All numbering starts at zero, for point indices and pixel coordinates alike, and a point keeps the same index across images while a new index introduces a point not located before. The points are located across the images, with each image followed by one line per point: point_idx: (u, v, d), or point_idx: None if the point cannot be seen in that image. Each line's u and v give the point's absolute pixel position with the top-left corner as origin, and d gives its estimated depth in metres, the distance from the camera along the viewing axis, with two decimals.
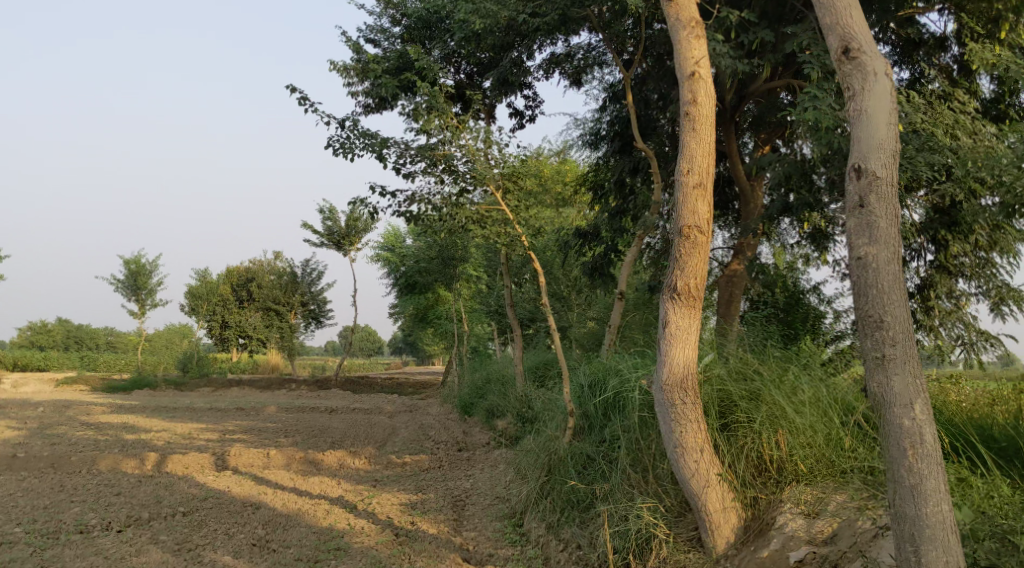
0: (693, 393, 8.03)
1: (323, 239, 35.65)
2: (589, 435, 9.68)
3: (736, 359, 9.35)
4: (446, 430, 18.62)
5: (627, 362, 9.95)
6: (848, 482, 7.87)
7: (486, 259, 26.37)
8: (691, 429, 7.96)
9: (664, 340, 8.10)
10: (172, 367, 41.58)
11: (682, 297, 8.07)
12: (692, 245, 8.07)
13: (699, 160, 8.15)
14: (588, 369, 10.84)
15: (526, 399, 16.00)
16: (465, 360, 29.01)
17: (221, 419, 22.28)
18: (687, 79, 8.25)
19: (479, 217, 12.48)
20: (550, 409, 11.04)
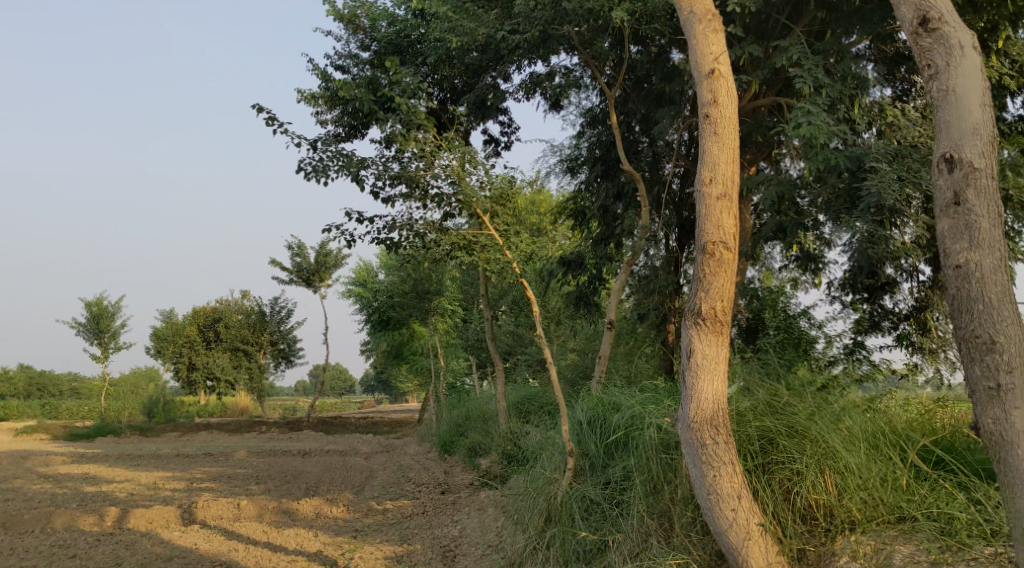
0: (724, 431, 7.33)
1: (292, 276, 34.81)
2: (589, 476, 9.05)
3: (766, 390, 8.72)
4: (427, 471, 17.83)
5: (629, 401, 9.36)
6: (915, 532, 7.33)
7: (462, 292, 25.76)
8: (726, 472, 7.22)
9: (691, 371, 7.48)
10: (137, 413, 40.27)
11: (707, 322, 7.52)
12: (717, 263, 7.57)
13: (723, 169, 7.70)
14: (581, 405, 10.24)
15: (511, 437, 15.30)
16: (442, 397, 28.23)
17: (188, 466, 21.27)
18: (708, 77, 7.84)
19: (466, 243, 11.90)
20: (543, 449, 10.38)
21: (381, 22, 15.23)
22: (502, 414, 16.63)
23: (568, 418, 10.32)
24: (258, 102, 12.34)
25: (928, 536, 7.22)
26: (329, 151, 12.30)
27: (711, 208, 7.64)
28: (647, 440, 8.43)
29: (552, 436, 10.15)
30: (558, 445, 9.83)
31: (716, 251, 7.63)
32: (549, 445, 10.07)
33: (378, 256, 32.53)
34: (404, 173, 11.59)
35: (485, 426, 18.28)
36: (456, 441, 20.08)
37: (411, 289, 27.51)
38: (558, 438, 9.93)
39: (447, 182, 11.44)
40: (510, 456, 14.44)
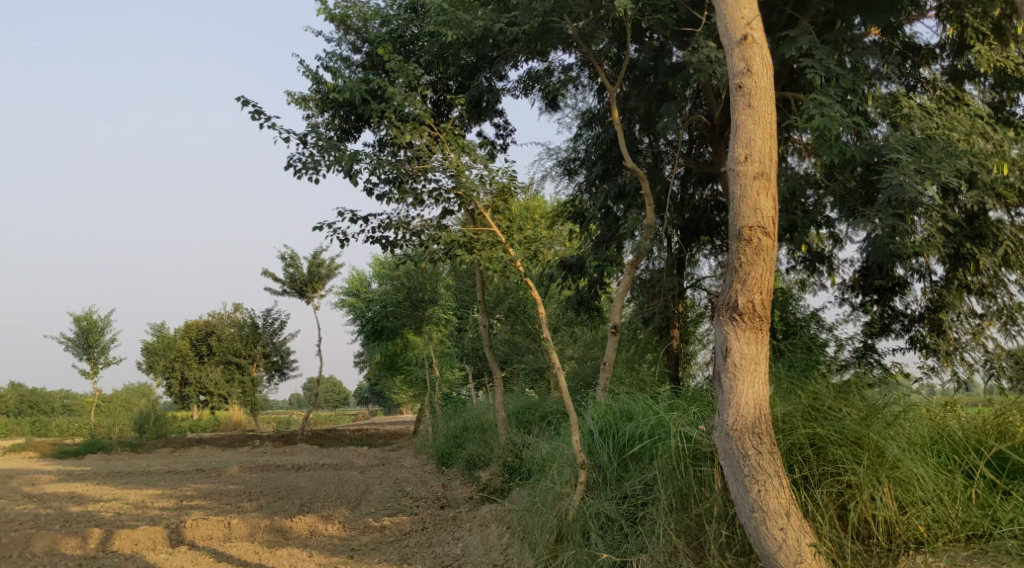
0: (768, 440, 7.36)
1: (285, 287, 34.24)
2: (602, 491, 8.59)
3: (812, 396, 8.75)
4: (424, 485, 17.29)
5: (642, 409, 8.90)
6: (976, 550, 7.40)
7: (457, 300, 25.26)
8: (773, 484, 7.23)
9: (732, 373, 7.54)
10: (128, 429, 39.55)
11: (744, 314, 7.61)
12: (755, 249, 7.66)
13: (759, 149, 7.83)
14: (589, 415, 9.76)
15: (511, 448, 14.79)
16: (439, 408, 27.69)
17: (178, 482, 20.65)
18: (739, 48, 8.03)
19: (466, 240, 11.25)
20: (549, 461, 9.89)
21: (373, 22, 14.76)
22: (502, 425, 16.12)
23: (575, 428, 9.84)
24: (244, 97, 11.87)
25: (1014, 555, 7.19)
26: (319, 146, 11.86)
27: (748, 188, 7.76)
28: (670, 449, 8.06)
29: (559, 448, 9.66)
30: (566, 456, 9.35)
31: (753, 237, 7.72)
32: (556, 456, 9.58)
33: (372, 266, 32.00)
34: (400, 168, 11.11)
35: (484, 437, 17.77)
36: (454, 453, 19.55)
37: (405, 298, 26.99)
38: (566, 450, 9.45)
39: (445, 176, 10.97)
40: (512, 469, 13.93)
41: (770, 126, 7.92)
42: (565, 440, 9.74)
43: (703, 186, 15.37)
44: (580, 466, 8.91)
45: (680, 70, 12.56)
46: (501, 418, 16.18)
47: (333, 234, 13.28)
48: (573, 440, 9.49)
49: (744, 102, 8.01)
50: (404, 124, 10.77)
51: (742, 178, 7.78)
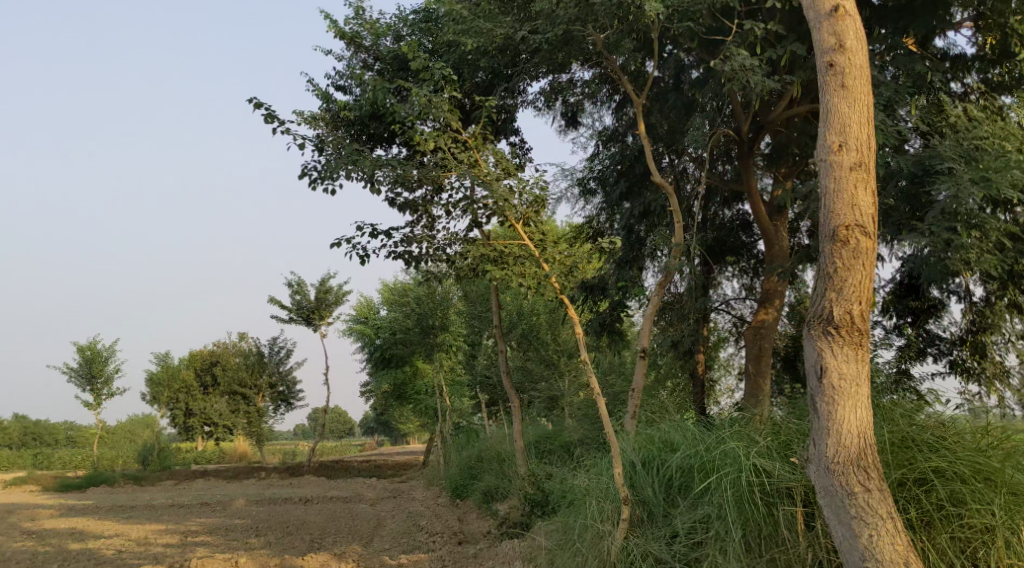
0: (873, 474, 6.73)
1: (292, 314, 33.72)
2: (648, 529, 8.08)
3: (940, 422, 8.18)
4: (439, 519, 16.62)
5: (689, 441, 8.44)
6: None
7: (469, 326, 24.70)
8: (883, 525, 6.60)
9: (831, 396, 6.89)
10: (131, 461, 38.92)
11: (842, 325, 6.95)
12: (853, 250, 7.01)
13: (854, 136, 7.22)
14: (624, 446, 9.22)
15: (531, 480, 14.17)
16: (450, 437, 27.04)
17: (182, 517, 20.01)
18: (831, 21, 7.45)
19: (496, 254, 10.60)
20: (580, 495, 9.31)
21: (385, 38, 14.37)
22: (520, 454, 15.49)
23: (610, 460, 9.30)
24: (257, 105, 11.51)
25: None
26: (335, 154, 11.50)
27: (846, 180, 7.13)
28: (734, 477, 7.52)
29: (593, 481, 9.09)
30: (603, 486, 8.81)
31: (849, 237, 7.08)
32: (590, 489, 9.02)
33: (380, 292, 31.49)
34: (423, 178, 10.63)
35: (501, 468, 17.12)
36: (469, 485, 18.88)
37: (416, 325, 26.43)
38: (602, 482, 8.90)
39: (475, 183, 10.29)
40: (533, 502, 13.28)
41: (867, 115, 7.30)
42: (599, 473, 9.17)
43: (728, 206, 14.97)
44: (620, 499, 8.33)
45: (708, 81, 12.13)
46: (520, 448, 15.56)
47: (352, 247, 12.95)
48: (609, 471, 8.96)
49: (838, 83, 7.38)
50: (431, 127, 10.17)
51: (838, 170, 7.15)
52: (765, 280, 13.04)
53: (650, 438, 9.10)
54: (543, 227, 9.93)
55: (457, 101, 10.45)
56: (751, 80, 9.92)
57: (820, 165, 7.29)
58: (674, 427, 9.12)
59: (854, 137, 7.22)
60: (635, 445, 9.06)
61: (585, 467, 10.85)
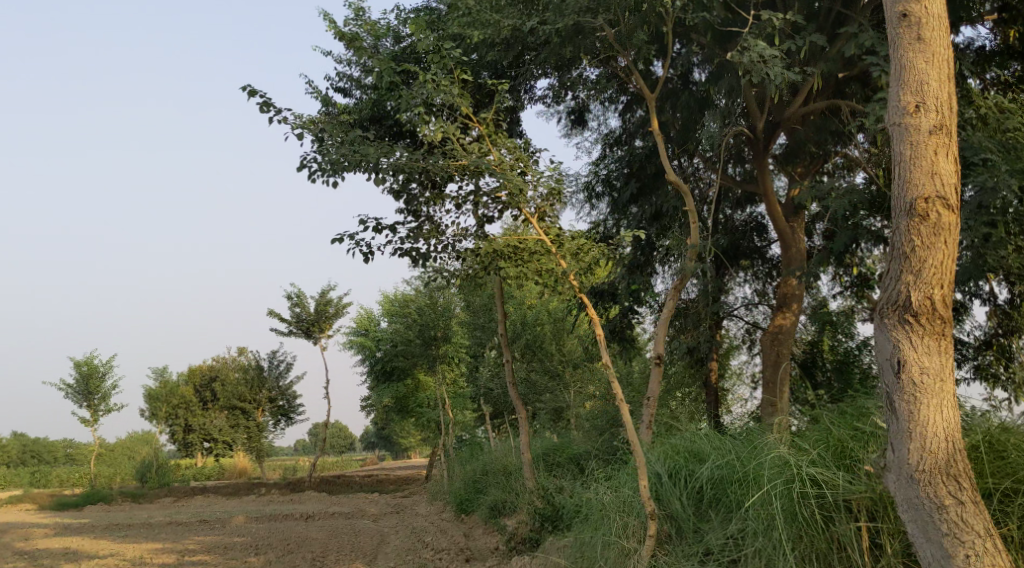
0: (962, 479, 6.13)
1: (291, 327, 33.25)
2: (677, 544, 7.67)
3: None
4: (444, 534, 16.08)
5: (717, 451, 8.06)
6: None
7: (471, 336, 24.22)
8: (976, 537, 5.99)
9: (913, 393, 6.29)
10: (129, 478, 38.32)
11: (922, 313, 6.35)
12: (932, 228, 6.42)
13: (932, 99, 6.62)
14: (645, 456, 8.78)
15: (540, 493, 13.66)
16: (453, 451, 26.50)
17: (180, 535, 19.46)
18: None
19: (511, 249, 10.22)
20: (597, 508, 8.84)
21: (386, 40, 14.00)
22: (528, 467, 14.99)
23: (630, 468, 8.86)
24: (251, 88, 11.22)
25: None
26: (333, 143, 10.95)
27: (924, 149, 6.53)
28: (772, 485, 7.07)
29: (612, 492, 8.63)
30: (626, 497, 8.38)
31: (927, 212, 6.49)
32: (609, 499, 8.56)
33: (381, 304, 31.06)
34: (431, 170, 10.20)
35: (508, 481, 16.61)
36: (475, 499, 18.35)
37: (417, 336, 25.96)
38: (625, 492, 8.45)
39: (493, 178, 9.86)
40: (541, 515, 12.77)
41: (948, 72, 6.73)
42: (619, 484, 8.71)
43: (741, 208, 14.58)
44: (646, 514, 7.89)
45: (722, 75, 11.78)
46: (527, 461, 15.08)
47: (355, 246, 12.55)
48: (632, 483, 8.52)
49: (912, 43, 6.77)
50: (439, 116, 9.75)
51: (915, 134, 6.59)
52: (783, 283, 12.59)
53: (678, 448, 8.67)
54: (561, 228, 9.49)
55: (464, 97, 10.07)
56: (771, 71, 9.54)
57: (893, 130, 6.72)
58: (701, 439, 8.67)
59: (932, 96, 6.65)
60: (657, 456, 8.61)
61: (599, 478, 10.38)
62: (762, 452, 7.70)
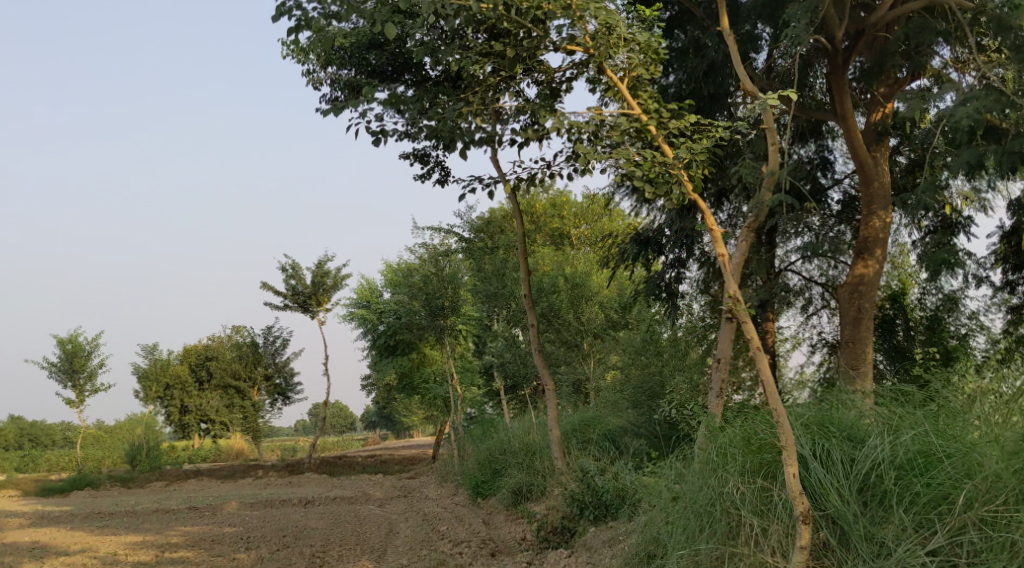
0: None
1: (288, 300, 31.33)
2: (857, 546, 6.17)
3: None
4: (462, 523, 14.16)
5: (878, 426, 6.63)
6: None
7: (481, 305, 22.30)
8: None
9: None
10: (119, 462, 36.50)
11: None
12: None
13: None
14: (755, 429, 6.97)
15: (576, 475, 11.76)
16: (463, 430, 24.66)
17: (167, 524, 17.57)
18: None
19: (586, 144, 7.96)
20: (686, 499, 7.00)
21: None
22: (557, 445, 13.09)
23: (732, 443, 7.00)
24: None
25: None
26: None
27: None
28: None
29: (715, 477, 6.77)
30: (753, 481, 6.62)
31: None
32: (717, 484, 6.75)
33: (382, 273, 29.19)
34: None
35: (532, 462, 14.70)
36: (494, 482, 16.44)
37: (423, 306, 23.96)
38: (736, 478, 6.62)
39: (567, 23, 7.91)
40: (582, 502, 10.83)
41: None
42: (722, 467, 6.85)
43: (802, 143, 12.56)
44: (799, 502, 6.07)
45: None
46: (557, 439, 13.17)
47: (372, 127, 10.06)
48: (746, 463, 6.72)
49: None
50: None
51: None
52: (864, 226, 10.63)
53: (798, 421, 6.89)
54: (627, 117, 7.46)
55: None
56: None
57: None
58: (833, 415, 6.91)
59: None
60: (774, 426, 6.81)
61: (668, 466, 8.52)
62: (997, 437, 6.12)
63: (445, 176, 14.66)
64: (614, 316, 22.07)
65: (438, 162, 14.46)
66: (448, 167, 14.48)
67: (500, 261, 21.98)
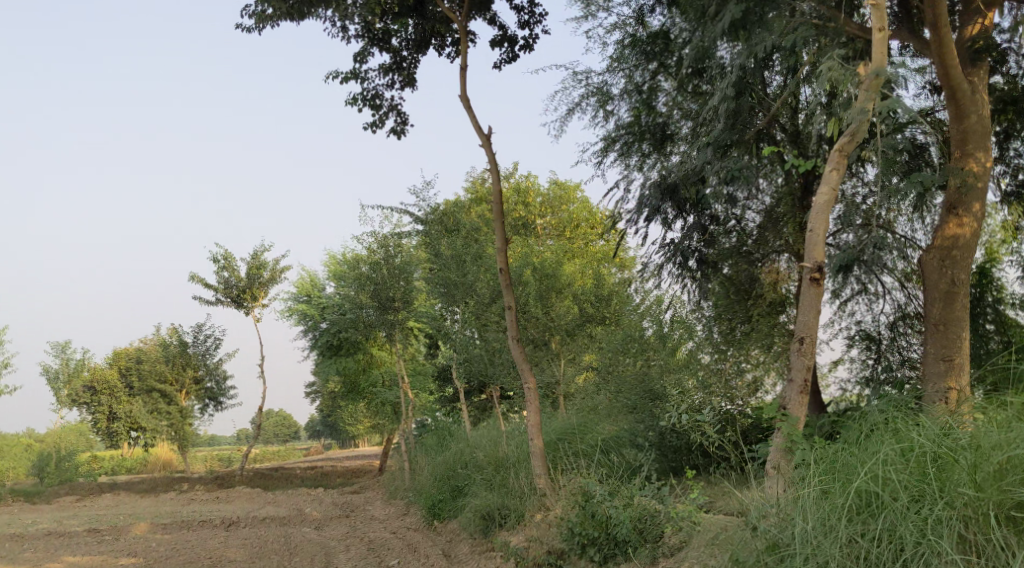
0: None
1: (219, 295, 28.09)
2: None
3: None
4: (417, 557, 11.24)
5: None
6: None
7: (438, 297, 19.60)
8: None
9: None
10: (25, 475, 32.67)
11: None
12: None
13: None
14: (947, 446, 5.54)
15: (572, 499, 9.07)
16: (416, 440, 21.85)
17: (50, 554, 14.34)
18: None
19: None
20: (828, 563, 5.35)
21: None
22: (539, 459, 10.59)
23: (917, 471, 5.54)
24: None
25: None
26: None
27: None
28: None
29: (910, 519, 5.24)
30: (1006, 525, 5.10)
31: None
32: (900, 534, 5.26)
33: (325, 264, 26.20)
34: None
35: (504, 479, 11.92)
36: (456, 504, 13.54)
37: (372, 299, 21.01)
38: (946, 529, 5.08)
39: None
40: (584, 537, 8.04)
41: None
42: (909, 508, 5.36)
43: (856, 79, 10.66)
44: None
45: None
46: (540, 449, 10.69)
47: None
48: (950, 505, 5.25)
49: None
50: None
51: None
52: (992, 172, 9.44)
53: None
54: None
55: None
56: None
57: None
58: None
59: None
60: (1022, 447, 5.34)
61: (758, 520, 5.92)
62: None
63: (402, 126, 11.95)
64: (590, 310, 19.55)
65: (393, 107, 11.73)
66: (404, 114, 11.77)
67: (461, 247, 19.29)
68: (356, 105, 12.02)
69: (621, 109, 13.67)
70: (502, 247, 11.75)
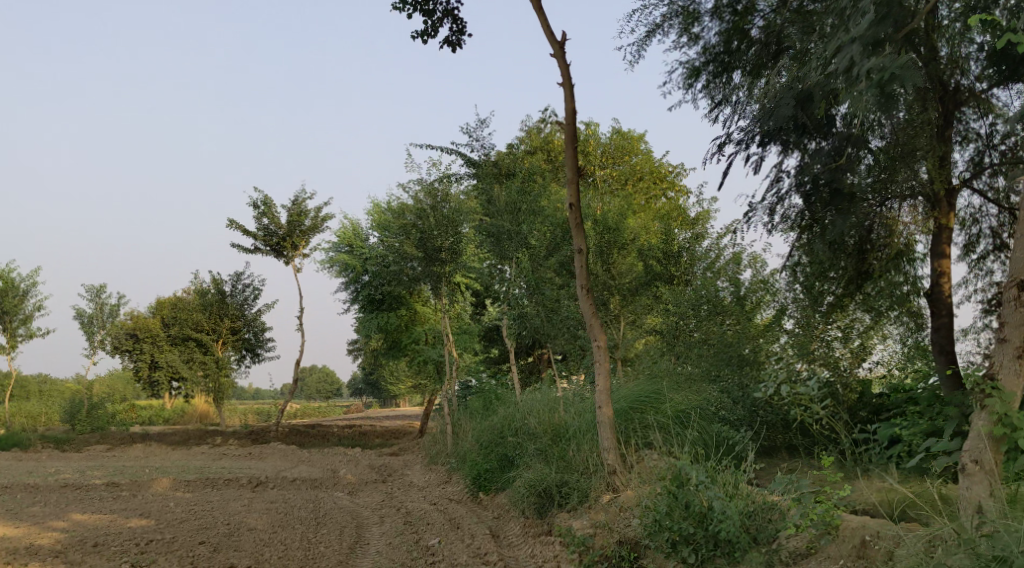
0: None
1: (257, 242, 26.81)
2: None
3: None
4: (460, 536, 9.64)
5: None
6: None
7: (489, 248, 18.00)
8: None
9: None
10: (58, 420, 31.96)
11: None
12: None
13: None
14: None
15: (652, 484, 7.47)
16: (460, 403, 20.39)
17: (61, 508, 13.14)
18: None
19: None
20: None
21: None
22: (608, 431, 8.97)
23: None
24: None
25: None
26: None
27: None
28: None
29: None
30: None
31: None
32: None
33: (369, 213, 24.68)
34: None
35: (563, 452, 10.33)
36: (505, 477, 11.96)
37: (417, 249, 19.45)
38: None
39: None
40: (674, 533, 6.40)
41: None
42: None
43: None
44: None
45: None
46: (609, 418, 9.06)
47: None
48: None
49: None
50: None
51: None
52: None
53: None
54: None
55: None
56: None
57: None
58: None
59: None
60: None
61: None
62: None
63: (458, 35, 10.33)
64: (656, 268, 17.83)
65: (449, 12, 10.11)
66: (461, 20, 10.13)
67: (516, 193, 17.65)
68: (406, 10, 10.40)
69: (702, 31, 11.97)
70: (574, 178, 10.01)
